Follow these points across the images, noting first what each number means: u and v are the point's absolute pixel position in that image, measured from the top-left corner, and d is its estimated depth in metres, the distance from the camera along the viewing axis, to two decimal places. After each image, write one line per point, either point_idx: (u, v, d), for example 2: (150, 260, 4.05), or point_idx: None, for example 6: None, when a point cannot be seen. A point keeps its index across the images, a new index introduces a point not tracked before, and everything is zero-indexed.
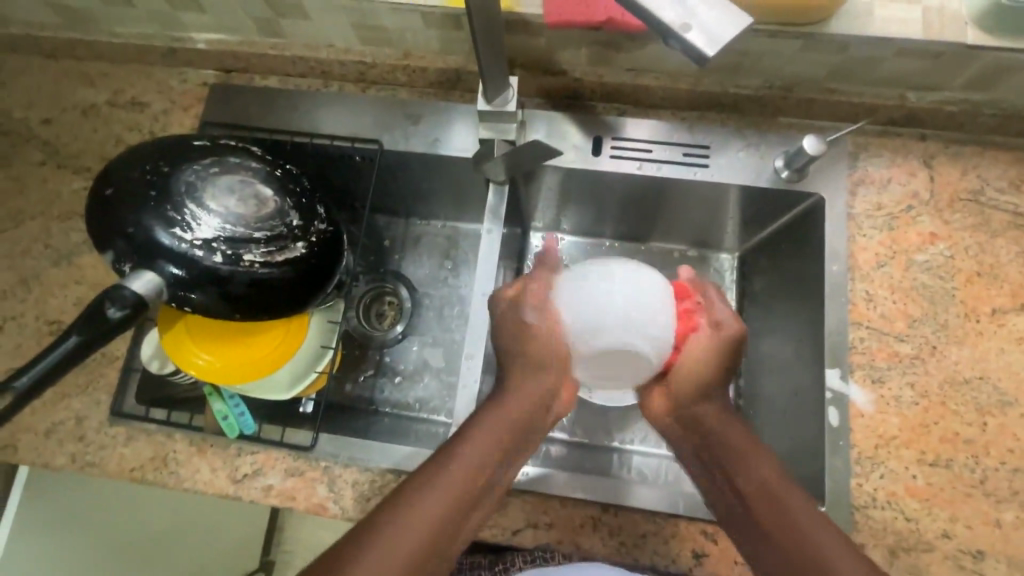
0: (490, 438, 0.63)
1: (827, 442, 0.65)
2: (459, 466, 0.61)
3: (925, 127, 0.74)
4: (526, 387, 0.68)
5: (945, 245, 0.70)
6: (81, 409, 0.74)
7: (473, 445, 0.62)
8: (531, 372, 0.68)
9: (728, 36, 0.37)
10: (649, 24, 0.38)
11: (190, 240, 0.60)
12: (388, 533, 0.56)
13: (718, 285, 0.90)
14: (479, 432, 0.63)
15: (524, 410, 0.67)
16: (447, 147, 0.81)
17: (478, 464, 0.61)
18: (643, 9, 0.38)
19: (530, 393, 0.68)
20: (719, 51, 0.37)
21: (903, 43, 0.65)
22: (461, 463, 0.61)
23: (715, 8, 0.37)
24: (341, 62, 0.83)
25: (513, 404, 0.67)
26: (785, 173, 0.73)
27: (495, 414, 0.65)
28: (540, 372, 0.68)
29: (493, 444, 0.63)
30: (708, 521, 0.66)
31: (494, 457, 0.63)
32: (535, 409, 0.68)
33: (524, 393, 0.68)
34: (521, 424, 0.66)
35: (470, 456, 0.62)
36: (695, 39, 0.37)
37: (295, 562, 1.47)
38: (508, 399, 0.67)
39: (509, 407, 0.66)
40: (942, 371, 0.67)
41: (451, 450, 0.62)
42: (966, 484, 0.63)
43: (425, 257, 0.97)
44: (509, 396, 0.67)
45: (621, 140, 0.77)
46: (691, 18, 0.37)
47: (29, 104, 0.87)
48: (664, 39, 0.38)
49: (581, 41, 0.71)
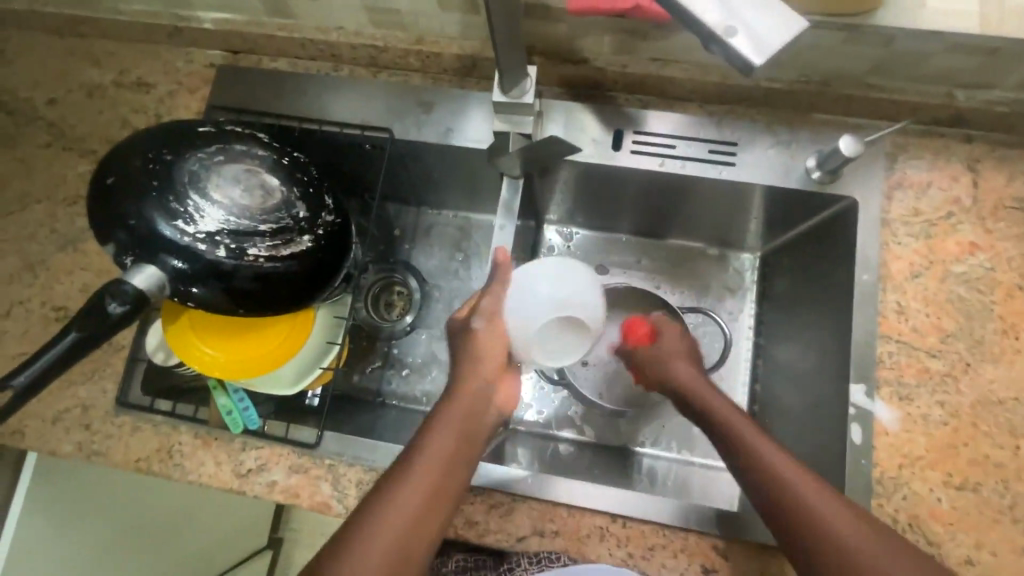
0: (438, 448, 0.57)
1: (849, 460, 0.63)
2: (406, 490, 0.54)
3: (970, 127, 0.70)
4: (468, 383, 0.62)
5: (985, 255, 0.66)
6: (87, 397, 0.73)
7: (421, 461, 0.56)
8: (473, 365, 0.63)
9: (778, 38, 0.34)
10: (690, 26, 0.35)
11: (192, 233, 0.58)
12: (359, 544, 0.52)
13: (738, 285, 0.86)
14: (428, 443, 0.57)
15: (474, 400, 0.61)
16: (460, 136, 0.78)
17: (430, 481, 0.55)
18: (685, 10, 0.35)
19: (472, 388, 0.62)
20: (767, 56, 0.34)
21: (956, 38, 0.60)
22: (409, 483, 0.55)
23: (766, 7, 0.34)
24: (351, 46, 0.79)
25: (459, 405, 0.60)
26: (817, 174, 0.69)
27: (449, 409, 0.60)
28: (478, 368, 0.63)
29: (444, 455, 0.57)
30: (719, 536, 0.64)
31: (446, 467, 0.57)
32: (484, 400, 0.62)
33: (467, 390, 0.62)
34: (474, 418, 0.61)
35: (420, 474, 0.56)
36: (742, 46, 0.34)
37: (303, 539, 1.50)
38: (451, 399, 0.61)
39: (451, 410, 0.60)
40: (976, 390, 0.63)
41: (397, 473, 0.56)
42: (994, 510, 0.60)
43: (435, 247, 0.95)
44: (452, 397, 0.61)
45: (643, 134, 0.73)
46: (737, 20, 0.34)
47: (34, 83, 0.85)
48: (706, 44, 0.36)
49: (605, 28, 0.67)
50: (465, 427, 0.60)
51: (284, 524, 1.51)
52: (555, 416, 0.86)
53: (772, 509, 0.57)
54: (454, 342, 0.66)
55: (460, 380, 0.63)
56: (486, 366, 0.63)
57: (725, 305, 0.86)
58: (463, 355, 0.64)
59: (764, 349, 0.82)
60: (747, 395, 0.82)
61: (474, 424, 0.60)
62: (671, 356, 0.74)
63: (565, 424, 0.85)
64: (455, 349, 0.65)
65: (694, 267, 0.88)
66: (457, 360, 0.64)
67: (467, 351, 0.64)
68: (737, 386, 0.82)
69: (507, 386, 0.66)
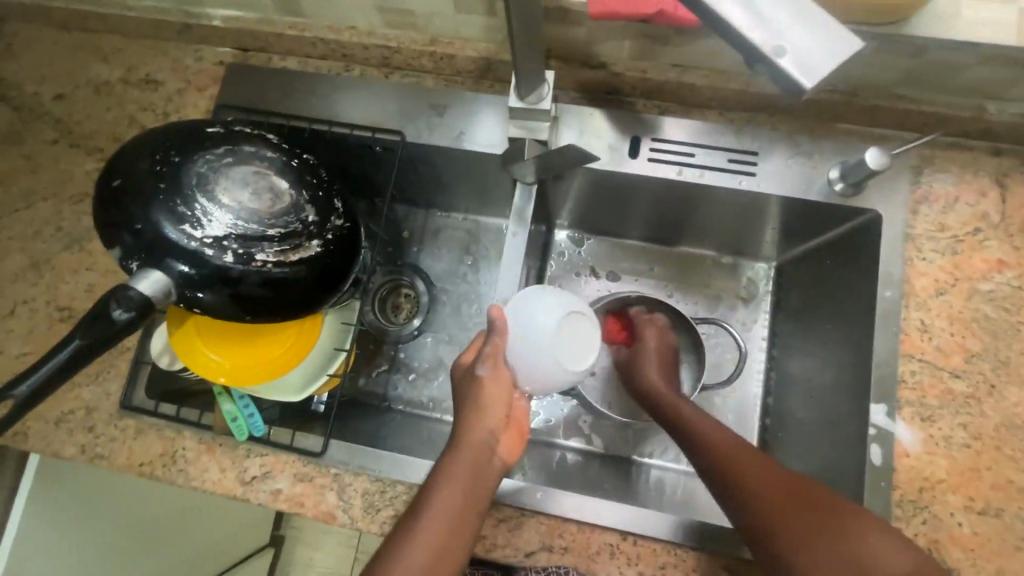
0: (441, 511, 0.54)
1: (867, 482, 0.61)
2: (408, 558, 0.52)
3: (999, 141, 0.68)
4: (469, 436, 0.58)
5: (1013, 273, 0.64)
6: (91, 399, 0.72)
7: (424, 524, 0.54)
8: (474, 415, 0.59)
9: (830, 56, 0.32)
10: (735, 45, 0.33)
11: (200, 238, 0.56)
12: None
13: (752, 295, 0.85)
14: (431, 505, 0.55)
15: (480, 447, 0.58)
16: (472, 141, 0.76)
17: (433, 545, 0.53)
18: (730, 30, 0.33)
19: (474, 442, 0.58)
20: (818, 78, 0.32)
21: (991, 50, 0.58)
22: (413, 552, 0.53)
23: (815, 27, 0.32)
24: (364, 46, 0.78)
25: (461, 461, 0.57)
26: (839, 185, 0.67)
27: (455, 458, 0.57)
28: (482, 419, 0.59)
29: (448, 518, 0.54)
30: (731, 556, 0.62)
31: (452, 528, 0.54)
32: (488, 452, 0.58)
33: (469, 444, 0.58)
34: (482, 466, 0.57)
35: (422, 540, 0.53)
36: (793, 66, 0.32)
37: (304, 537, 1.50)
38: (451, 453, 0.57)
39: (454, 467, 0.56)
40: (1000, 412, 0.62)
41: (399, 537, 0.54)
42: (1017, 537, 0.59)
43: (444, 250, 0.93)
44: (454, 451, 0.57)
45: (660, 141, 0.71)
46: (785, 39, 0.32)
47: (41, 79, 0.84)
48: (750, 62, 0.34)
49: (625, 33, 0.65)
50: (469, 484, 0.56)
51: (285, 522, 1.50)
52: (564, 424, 0.84)
53: (763, 530, 0.55)
54: (458, 390, 0.62)
55: (461, 434, 0.58)
56: (490, 417, 0.59)
57: (738, 316, 0.84)
58: (466, 405, 0.60)
59: (778, 362, 0.81)
60: (759, 408, 0.80)
61: (480, 480, 0.57)
62: (643, 363, 0.75)
63: (572, 433, 0.84)
64: (458, 397, 0.62)
65: (708, 276, 0.86)
66: (458, 411, 0.60)
67: (467, 401, 0.60)
68: (749, 398, 0.81)
69: (512, 435, 0.61)
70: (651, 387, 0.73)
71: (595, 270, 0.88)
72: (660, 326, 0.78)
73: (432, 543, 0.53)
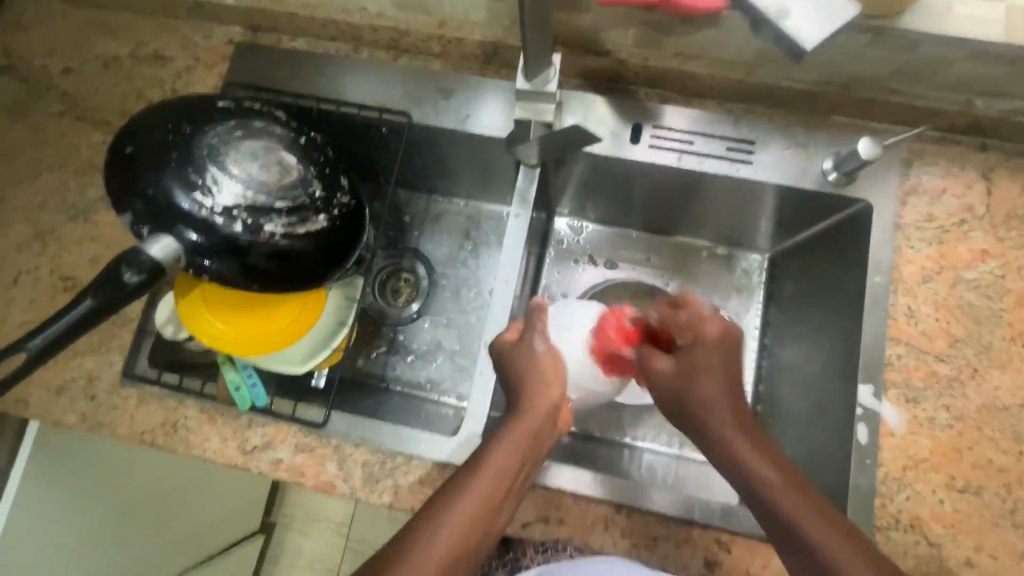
0: (498, 468, 0.55)
1: (853, 460, 0.63)
2: (464, 506, 0.52)
3: (986, 136, 0.71)
4: (535, 406, 0.61)
5: (996, 263, 0.67)
6: (93, 368, 0.73)
7: (480, 478, 0.54)
8: (538, 386, 0.62)
9: (828, 23, 0.39)
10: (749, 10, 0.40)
11: (210, 206, 0.57)
12: (427, 536, 0.50)
13: (745, 286, 0.86)
14: (493, 457, 0.56)
15: (543, 416, 0.60)
16: (478, 124, 0.78)
17: (487, 498, 0.53)
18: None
19: (538, 410, 0.60)
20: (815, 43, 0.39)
21: (978, 45, 0.61)
22: (470, 499, 0.53)
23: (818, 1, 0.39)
24: (373, 28, 0.79)
25: (524, 426, 0.59)
26: (833, 175, 0.69)
27: (521, 420, 0.59)
28: (547, 389, 0.62)
29: (502, 474, 0.55)
30: (723, 530, 0.64)
31: (504, 486, 0.55)
32: (547, 424, 0.61)
33: (533, 411, 0.60)
34: (541, 436, 0.60)
35: (477, 491, 0.53)
36: (796, 33, 0.39)
37: (294, 525, 1.49)
38: (515, 419, 0.59)
39: (516, 430, 0.58)
40: (981, 396, 0.64)
41: (452, 488, 0.53)
42: (995, 514, 0.61)
43: (445, 236, 0.94)
44: (518, 416, 0.60)
45: (661, 129, 0.73)
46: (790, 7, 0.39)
47: (50, 52, 0.84)
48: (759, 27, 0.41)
49: (630, 20, 0.67)
50: (526, 450, 0.58)
51: (278, 510, 1.50)
52: None
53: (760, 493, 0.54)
54: (508, 361, 0.64)
55: (526, 404, 0.61)
56: (553, 390, 0.63)
57: (732, 305, 0.86)
58: (525, 375, 0.63)
59: (768, 350, 0.83)
60: (750, 395, 0.82)
61: (534, 448, 0.59)
62: (708, 367, 0.59)
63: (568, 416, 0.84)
64: (521, 366, 0.64)
65: (703, 266, 0.88)
66: (521, 380, 0.63)
67: (531, 372, 0.63)
68: (742, 385, 0.82)
69: (565, 410, 0.65)
70: (712, 406, 0.57)
71: (593, 258, 0.89)
72: (720, 313, 0.63)
73: (486, 496, 0.53)
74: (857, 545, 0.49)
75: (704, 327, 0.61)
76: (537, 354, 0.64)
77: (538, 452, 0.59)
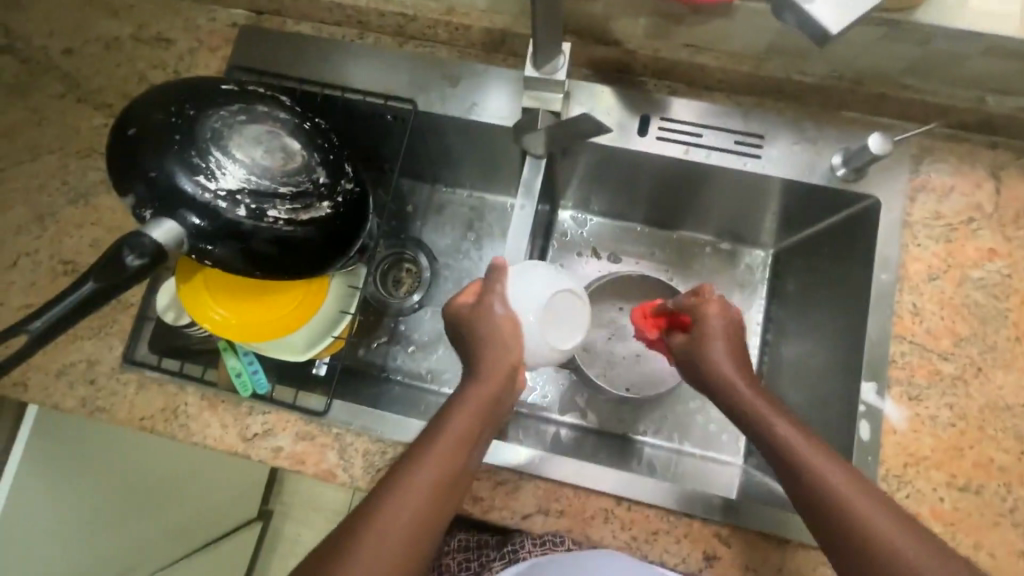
0: (458, 436, 0.56)
1: (855, 456, 0.63)
2: (423, 476, 0.53)
3: (996, 134, 0.70)
4: (493, 370, 0.59)
5: (1003, 262, 0.67)
6: (93, 352, 0.72)
7: (436, 450, 0.55)
8: (496, 351, 0.60)
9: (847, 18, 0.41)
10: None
11: (213, 190, 0.56)
12: (388, 509, 0.52)
13: (749, 281, 0.86)
14: (449, 429, 0.56)
15: (497, 386, 0.59)
16: (483, 112, 0.77)
17: (447, 469, 0.54)
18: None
19: (499, 373, 0.59)
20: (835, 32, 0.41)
21: (993, 41, 0.61)
22: (429, 470, 0.54)
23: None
24: (380, 13, 0.78)
25: (485, 390, 0.58)
26: (841, 171, 0.69)
27: (479, 385, 0.59)
28: (504, 354, 0.60)
29: (459, 445, 0.56)
30: (722, 525, 0.64)
31: (464, 452, 0.56)
32: (506, 388, 0.60)
33: (493, 374, 0.59)
34: (497, 404, 0.59)
35: (438, 460, 0.54)
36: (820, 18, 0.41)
37: (291, 513, 1.50)
38: (473, 386, 0.59)
39: (474, 397, 0.58)
40: (985, 394, 0.64)
41: (414, 459, 0.54)
42: (995, 512, 0.61)
43: (448, 226, 0.94)
44: (474, 381, 0.59)
45: (669, 121, 0.72)
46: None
47: (50, 32, 0.83)
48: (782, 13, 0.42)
49: (641, 9, 0.66)
50: (483, 417, 0.58)
51: (274, 498, 1.50)
52: (560, 400, 0.84)
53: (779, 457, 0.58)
54: (466, 325, 0.62)
55: (484, 370, 0.60)
56: (515, 351, 0.61)
57: (734, 300, 0.85)
58: (487, 343, 0.60)
59: (769, 346, 0.83)
60: None
61: (493, 412, 0.59)
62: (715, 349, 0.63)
63: (567, 408, 0.84)
64: (473, 335, 0.62)
65: (706, 262, 0.87)
66: (478, 345, 0.61)
67: (487, 337, 0.61)
68: None
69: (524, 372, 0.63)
70: (724, 381, 0.62)
71: (596, 250, 0.89)
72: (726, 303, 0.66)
73: (448, 465, 0.54)
74: (883, 505, 0.53)
75: (710, 315, 0.64)
76: (494, 319, 0.61)
77: (495, 419, 0.60)
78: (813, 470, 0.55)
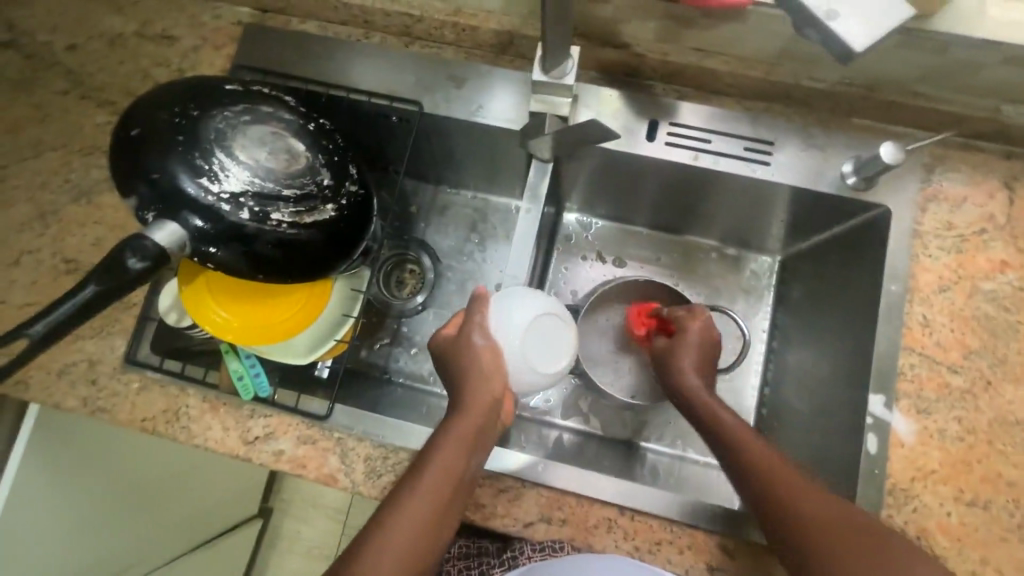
0: (438, 474, 0.56)
1: (862, 470, 0.62)
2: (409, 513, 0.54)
3: (1009, 144, 0.69)
4: (474, 401, 0.59)
5: (1015, 274, 0.66)
6: (95, 352, 0.72)
7: (420, 486, 0.55)
8: (478, 381, 0.59)
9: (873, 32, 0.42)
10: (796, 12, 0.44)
11: (216, 193, 0.56)
12: (376, 547, 0.53)
13: (754, 287, 0.85)
14: (432, 462, 0.56)
15: (478, 417, 0.58)
16: (489, 115, 0.76)
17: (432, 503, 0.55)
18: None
19: (479, 406, 0.59)
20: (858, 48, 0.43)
21: (1011, 50, 0.60)
22: (415, 505, 0.55)
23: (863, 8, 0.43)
24: (386, 13, 0.77)
25: (464, 424, 0.58)
26: (852, 179, 0.68)
27: (463, 417, 0.58)
28: (487, 383, 0.60)
29: (444, 479, 0.56)
30: (725, 536, 0.64)
31: (445, 491, 0.56)
32: (490, 416, 0.59)
33: (474, 408, 0.59)
34: (481, 434, 0.59)
35: (421, 496, 0.55)
36: (843, 34, 0.42)
37: (291, 510, 1.50)
38: (457, 417, 0.59)
39: (457, 430, 0.58)
40: (994, 408, 0.63)
41: (396, 497, 0.56)
42: (1002, 528, 0.61)
43: (451, 227, 0.93)
44: (455, 414, 0.59)
45: (678, 126, 0.71)
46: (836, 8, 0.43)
47: (53, 28, 0.82)
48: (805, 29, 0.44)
49: (652, 13, 0.65)
50: (467, 449, 0.57)
51: (274, 495, 1.50)
52: (562, 405, 0.84)
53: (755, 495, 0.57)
54: (451, 351, 0.62)
55: (467, 400, 0.59)
56: (497, 381, 0.60)
57: (738, 307, 0.85)
58: (467, 372, 0.60)
59: (775, 353, 0.82)
60: (756, 398, 0.82)
61: (478, 443, 0.59)
62: (682, 358, 0.68)
63: (570, 413, 0.84)
64: (455, 365, 0.61)
65: (711, 267, 0.86)
66: (461, 375, 0.60)
67: (467, 370, 0.60)
68: (746, 387, 0.82)
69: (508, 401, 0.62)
70: (691, 391, 0.66)
71: (601, 254, 0.88)
72: (702, 319, 0.70)
73: (430, 502, 0.55)
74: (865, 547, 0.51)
75: (688, 325, 0.70)
76: (474, 351, 0.60)
77: (481, 448, 0.59)
78: (792, 509, 0.54)
